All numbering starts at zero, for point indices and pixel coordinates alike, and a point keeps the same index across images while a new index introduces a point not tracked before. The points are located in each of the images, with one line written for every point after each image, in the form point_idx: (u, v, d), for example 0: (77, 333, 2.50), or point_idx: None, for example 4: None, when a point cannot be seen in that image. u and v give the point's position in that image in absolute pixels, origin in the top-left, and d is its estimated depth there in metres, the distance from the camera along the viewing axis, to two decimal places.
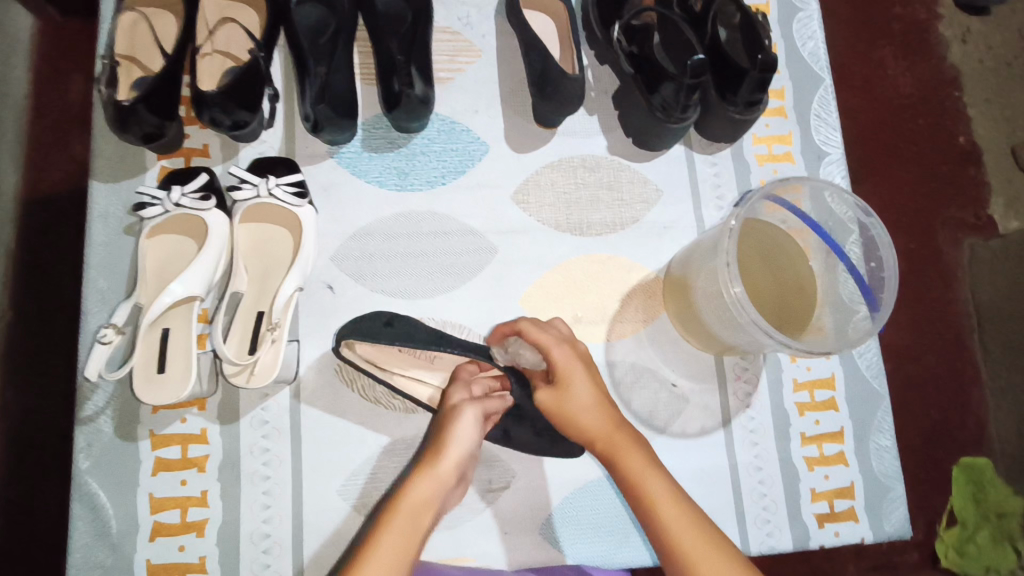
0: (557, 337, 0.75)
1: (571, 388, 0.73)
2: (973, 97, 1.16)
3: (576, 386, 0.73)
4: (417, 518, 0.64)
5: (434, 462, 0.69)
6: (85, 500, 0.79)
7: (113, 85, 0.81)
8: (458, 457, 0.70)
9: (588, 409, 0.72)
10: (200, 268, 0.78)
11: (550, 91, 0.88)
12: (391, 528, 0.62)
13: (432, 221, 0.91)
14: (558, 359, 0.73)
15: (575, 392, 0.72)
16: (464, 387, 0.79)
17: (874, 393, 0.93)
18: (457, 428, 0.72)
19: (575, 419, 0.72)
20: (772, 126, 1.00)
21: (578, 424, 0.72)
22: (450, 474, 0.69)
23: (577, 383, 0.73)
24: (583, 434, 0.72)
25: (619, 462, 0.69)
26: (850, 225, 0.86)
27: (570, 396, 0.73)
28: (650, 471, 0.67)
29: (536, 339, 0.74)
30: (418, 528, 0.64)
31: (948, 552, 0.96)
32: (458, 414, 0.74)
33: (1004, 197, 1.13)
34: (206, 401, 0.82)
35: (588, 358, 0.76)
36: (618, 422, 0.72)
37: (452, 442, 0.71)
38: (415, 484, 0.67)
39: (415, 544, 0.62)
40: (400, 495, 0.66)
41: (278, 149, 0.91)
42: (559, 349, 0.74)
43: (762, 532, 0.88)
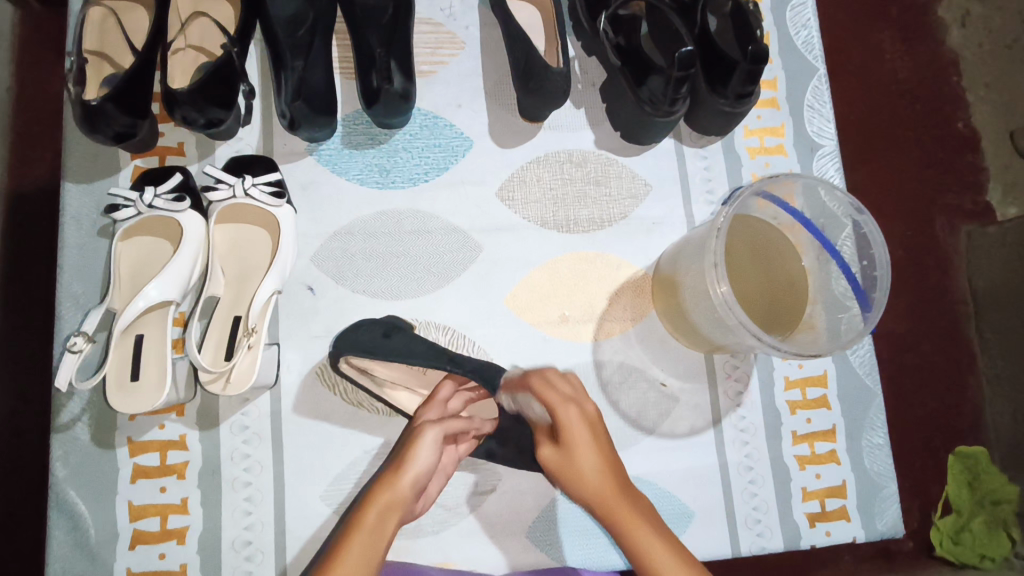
0: (568, 394, 0.68)
1: (581, 453, 0.65)
2: (972, 83, 1.13)
3: (587, 454, 0.65)
4: (379, 528, 0.64)
5: (394, 476, 0.68)
6: (63, 510, 0.77)
7: (82, 83, 0.77)
8: (419, 472, 0.69)
9: (598, 478, 0.64)
10: (175, 273, 0.76)
11: (529, 89, 0.85)
12: (351, 543, 0.62)
13: (415, 219, 0.89)
14: (566, 419, 0.65)
15: (580, 454, 0.65)
16: (438, 407, 0.78)
17: (867, 390, 0.92)
18: (418, 445, 0.70)
19: (585, 486, 0.65)
20: (764, 118, 0.97)
21: (589, 495, 0.65)
22: (413, 486, 0.68)
23: (588, 450, 0.65)
24: (593, 504, 0.65)
25: (631, 540, 0.62)
26: (844, 220, 0.83)
27: (582, 464, 0.65)
28: (665, 551, 0.60)
29: (544, 396, 0.67)
30: (380, 540, 0.63)
31: (943, 540, 0.94)
32: (421, 433, 0.72)
33: (1002, 184, 1.10)
34: (185, 406, 0.81)
35: (601, 418, 0.68)
36: (623, 489, 0.65)
37: (414, 457, 0.69)
38: (375, 498, 0.66)
39: (377, 555, 0.62)
40: (361, 510, 0.65)
41: (255, 147, 0.88)
42: (573, 410, 0.66)
43: (753, 532, 0.87)
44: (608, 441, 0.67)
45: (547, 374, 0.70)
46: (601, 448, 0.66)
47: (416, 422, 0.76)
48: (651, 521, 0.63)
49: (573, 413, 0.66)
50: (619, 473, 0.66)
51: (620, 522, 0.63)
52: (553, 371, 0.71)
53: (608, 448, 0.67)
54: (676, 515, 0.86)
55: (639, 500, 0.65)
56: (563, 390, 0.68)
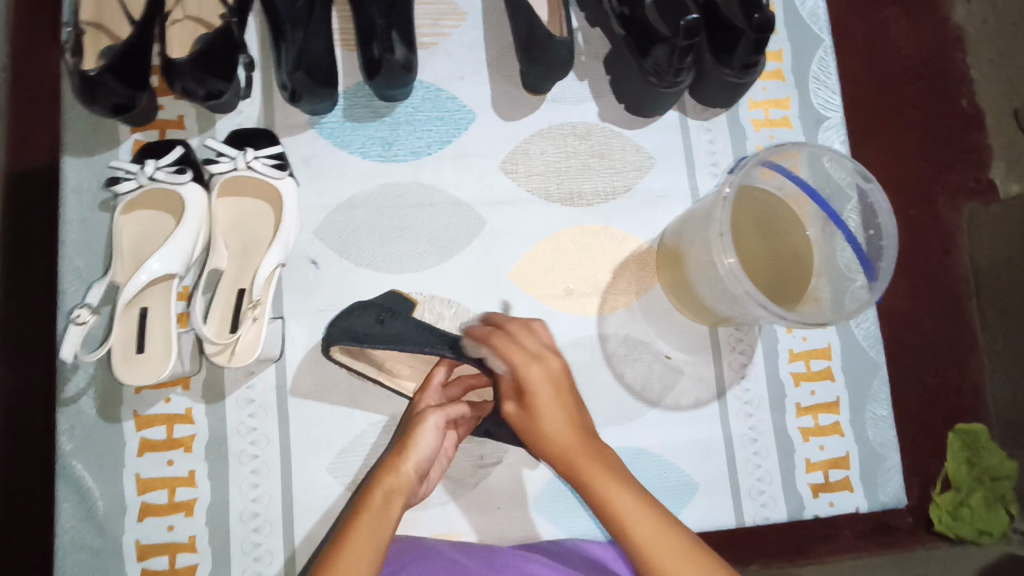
0: (532, 349, 0.64)
1: (544, 412, 0.62)
2: (977, 57, 1.12)
3: (550, 408, 0.62)
4: (385, 512, 0.63)
5: (398, 461, 0.69)
6: (71, 482, 0.78)
7: (79, 54, 0.76)
8: (422, 457, 0.70)
9: (560, 432, 0.62)
10: (178, 246, 0.76)
11: (536, 56, 0.84)
12: (361, 523, 0.61)
13: (418, 192, 0.88)
14: (528, 375, 0.62)
15: (542, 411, 0.62)
16: (434, 393, 0.78)
17: (871, 362, 0.92)
18: (420, 431, 0.71)
19: (545, 440, 0.63)
20: (769, 90, 0.96)
21: (546, 445, 0.63)
22: (416, 471, 0.69)
23: (549, 404, 0.62)
24: (556, 457, 0.63)
25: (591, 488, 0.60)
26: (850, 191, 0.85)
27: (543, 418, 0.62)
28: (631, 499, 0.59)
29: (505, 352, 0.64)
30: (388, 521, 0.63)
31: (943, 516, 0.95)
32: (421, 420, 0.72)
33: (1005, 160, 1.09)
34: (190, 380, 0.81)
35: (567, 372, 0.65)
36: (588, 439, 0.63)
37: (416, 442, 0.70)
38: (381, 481, 0.66)
39: (386, 536, 0.61)
40: (367, 493, 0.65)
41: (256, 120, 0.87)
42: (535, 367, 0.63)
43: (756, 502, 0.88)
44: (573, 393, 0.64)
45: (510, 326, 0.67)
46: (564, 404, 0.63)
47: (415, 409, 0.76)
48: (611, 463, 0.62)
49: (533, 369, 0.63)
50: (583, 423, 0.64)
51: (581, 472, 0.61)
52: (518, 323, 0.67)
53: (572, 402, 0.64)
54: (680, 486, 0.87)
55: (602, 449, 0.63)
56: (526, 345, 0.64)
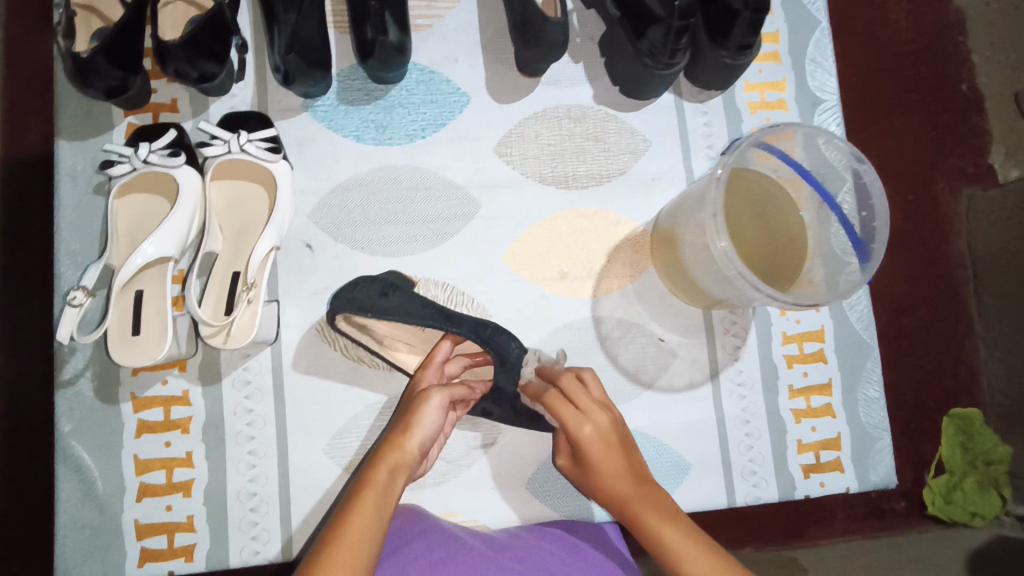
0: (586, 408, 0.71)
1: (600, 465, 0.71)
2: (978, 41, 1.11)
3: (606, 463, 0.71)
4: (389, 488, 0.65)
5: (402, 437, 0.70)
6: (70, 463, 0.79)
7: (71, 36, 0.76)
8: (425, 435, 0.71)
9: (620, 486, 0.71)
10: (172, 229, 0.76)
11: (531, 37, 0.83)
12: (367, 495, 0.63)
13: (413, 175, 0.88)
14: (582, 437, 0.71)
15: (602, 470, 0.71)
16: (436, 370, 0.78)
17: (863, 343, 0.93)
18: (425, 408, 0.72)
19: (609, 493, 0.71)
20: (765, 72, 0.96)
21: (610, 497, 0.71)
22: (419, 449, 0.70)
23: (603, 456, 0.71)
24: (622, 511, 0.71)
25: (652, 537, 0.66)
26: (844, 173, 0.83)
27: (602, 472, 0.71)
28: (688, 543, 0.64)
29: (558, 413, 0.71)
30: (391, 495, 0.65)
31: (935, 498, 0.97)
32: (425, 398, 0.73)
33: (1005, 146, 1.09)
34: (187, 362, 0.81)
35: (616, 424, 0.72)
36: (645, 489, 0.70)
37: (420, 420, 0.71)
38: (385, 456, 0.68)
39: (389, 509, 0.63)
40: (372, 467, 0.67)
41: (249, 102, 0.87)
42: (589, 425, 0.71)
43: (748, 483, 0.89)
44: (627, 446, 0.73)
45: (562, 382, 0.72)
46: (621, 455, 0.72)
47: (415, 387, 0.77)
48: (669, 512, 0.68)
49: (586, 427, 0.71)
50: (636, 473, 0.71)
51: (641, 521, 0.68)
52: (569, 375, 0.73)
53: (625, 452, 0.72)
54: (673, 467, 0.88)
55: (660, 498, 0.70)
56: (579, 404, 0.71)
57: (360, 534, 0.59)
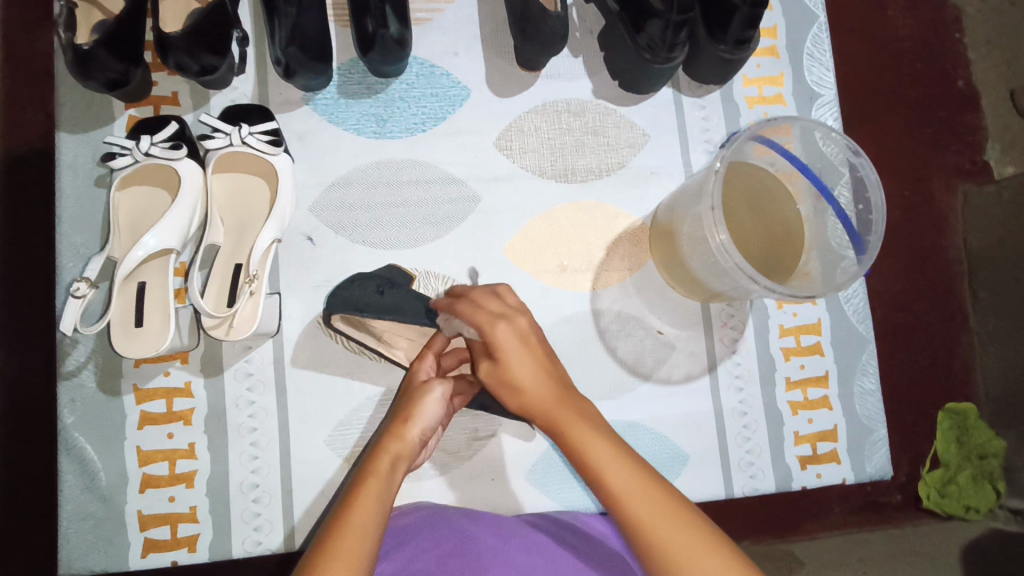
0: (494, 310, 0.68)
1: (513, 361, 0.66)
2: (972, 37, 1.12)
3: (522, 362, 0.66)
4: (391, 475, 0.66)
5: (403, 426, 0.71)
6: (74, 454, 0.79)
7: (72, 29, 0.76)
8: (426, 425, 0.72)
9: (535, 381, 0.65)
10: (173, 220, 0.76)
11: (531, 31, 0.83)
12: (370, 483, 0.64)
13: (413, 169, 0.88)
14: (493, 333, 0.66)
15: (518, 368, 0.66)
16: (432, 361, 0.78)
17: (859, 336, 0.94)
18: (425, 399, 0.74)
19: (523, 394, 0.66)
20: (763, 67, 0.97)
21: (525, 400, 0.66)
22: (420, 438, 0.71)
23: (518, 356, 0.66)
24: (533, 409, 0.66)
25: (566, 435, 0.63)
26: (840, 167, 0.85)
27: (515, 373, 0.66)
28: (602, 442, 0.61)
29: (468, 317, 0.68)
30: (393, 483, 0.66)
31: (930, 492, 0.98)
32: (427, 389, 0.75)
33: (1000, 142, 1.10)
34: (188, 354, 0.82)
35: (534, 328, 0.69)
36: (565, 393, 0.66)
37: (421, 410, 0.73)
38: (387, 445, 0.69)
39: (391, 498, 0.64)
40: (374, 457, 0.68)
41: (250, 96, 0.87)
42: (502, 324, 0.67)
43: (746, 474, 0.90)
44: (542, 349, 0.68)
45: (473, 293, 0.71)
46: (532, 356, 0.67)
47: (411, 379, 0.77)
48: (587, 415, 0.64)
49: (501, 326, 0.67)
50: (552, 374, 0.67)
51: (561, 424, 0.64)
52: (481, 289, 0.71)
53: (542, 354, 0.67)
54: (671, 458, 0.89)
55: (580, 406, 0.65)
56: (490, 307, 0.69)
57: (365, 520, 0.60)
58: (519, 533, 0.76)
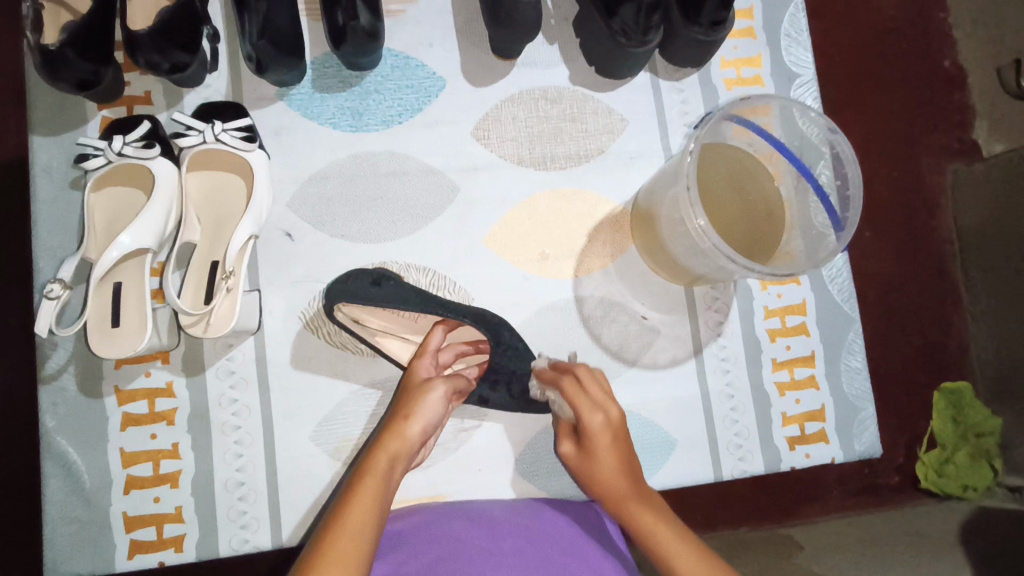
0: (597, 398, 0.73)
1: (601, 457, 0.72)
2: (958, 16, 1.11)
3: (607, 455, 0.72)
4: (388, 475, 0.67)
5: (403, 424, 0.71)
6: (56, 458, 0.79)
7: (39, 30, 0.75)
8: (426, 424, 0.72)
9: (613, 474, 0.72)
10: (149, 220, 0.76)
11: (504, 19, 0.82)
12: (366, 484, 0.64)
13: (390, 161, 0.88)
14: (591, 425, 0.72)
15: (602, 462, 0.72)
16: (430, 359, 0.79)
17: (845, 315, 0.93)
18: (426, 398, 0.73)
19: (602, 486, 0.73)
20: (740, 49, 0.96)
21: (605, 492, 0.72)
22: (420, 436, 0.71)
23: (606, 451, 0.72)
24: (608, 497, 0.72)
25: (645, 532, 0.68)
26: (819, 147, 0.83)
27: (601, 461, 0.72)
28: (677, 541, 0.66)
29: (573, 401, 0.73)
30: (389, 484, 0.66)
31: (927, 472, 0.98)
32: (427, 386, 0.74)
33: (989, 120, 1.10)
34: (169, 354, 0.81)
35: (623, 422, 0.74)
36: (643, 491, 0.72)
37: (421, 409, 0.72)
38: (385, 446, 0.68)
39: (387, 497, 0.65)
40: (370, 456, 0.68)
41: (224, 93, 0.87)
42: (598, 418, 0.72)
43: (735, 457, 0.90)
44: (626, 445, 0.74)
45: (579, 374, 0.74)
46: (619, 450, 0.73)
47: (411, 376, 0.77)
48: (663, 515, 0.69)
49: (597, 419, 0.72)
50: (632, 473, 0.72)
51: (635, 519, 0.70)
52: (584, 369, 0.75)
53: (626, 447, 0.73)
54: (659, 444, 0.88)
55: (655, 502, 0.71)
56: (591, 394, 0.73)
57: (360, 521, 0.59)
58: (514, 535, 0.74)
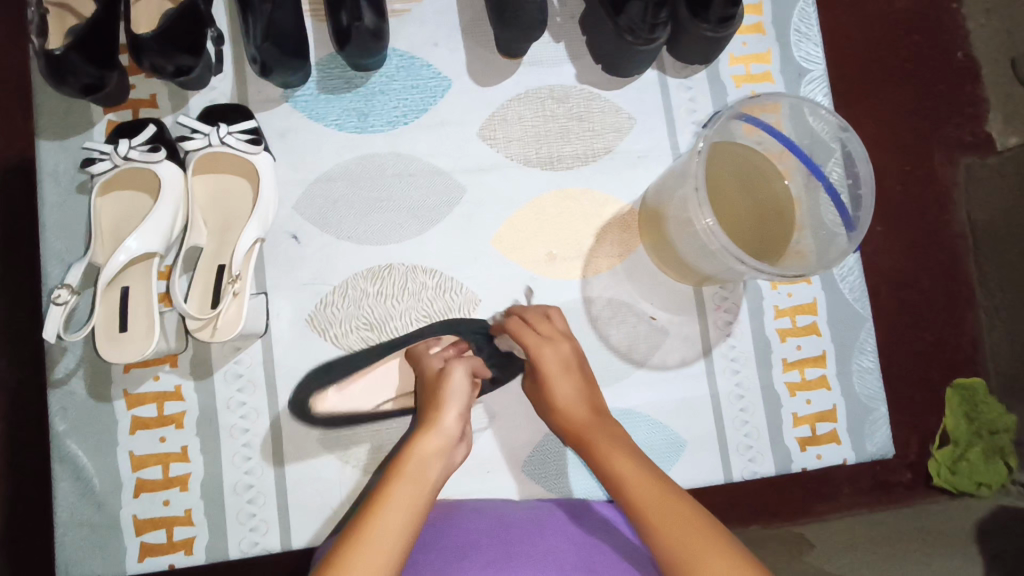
0: (546, 333, 0.78)
1: (553, 386, 0.76)
2: (972, 7, 1.09)
3: (559, 384, 0.76)
4: (424, 473, 0.65)
5: (437, 417, 0.70)
6: (67, 462, 0.79)
7: (44, 34, 0.75)
8: (459, 410, 0.71)
9: (568, 405, 0.75)
10: (156, 224, 0.75)
11: (508, 17, 0.81)
12: (397, 485, 0.63)
13: (396, 162, 0.88)
14: (539, 355, 0.76)
15: (554, 392, 0.76)
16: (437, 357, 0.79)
17: (857, 314, 0.92)
18: (452, 385, 0.73)
19: (560, 416, 0.75)
20: (749, 45, 0.95)
21: (560, 420, 0.75)
22: (456, 426, 0.70)
23: (559, 378, 0.76)
24: (567, 429, 0.75)
25: (593, 453, 0.70)
26: (831, 144, 0.82)
27: (554, 393, 0.76)
28: (626, 460, 0.67)
29: (522, 336, 0.78)
30: (424, 481, 0.64)
31: (940, 470, 0.96)
32: (451, 377, 0.74)
33: (1003, 111, 1.08)
34: (178, 357, 0.82)
35: (575, 354, 0.78)
36: (595, 414, 0.74)
37: (453, 400, 0.72)
38: (421, 442, 0.67)
39: (422, 496, 0.63)
40: (403, 455, 0.67)
41: (229, 96, 0.87)
42: (547, 348, 0.77)
43: (744, 458, 0.89)
44: (583, 375, 0.78)
45: (527, 314, 0.80)
46: (572, 381, 0.76)
47: (430, 373, 0.77)
48: (612, 435, 0.71)
49: (545, 350, 0.77)
50: (589, 401, 0.76)
51: (585, 440, 0.72)
52: (537, 310, 0.81)
53: (580, 381, 0.77)
54: (669, 445, 0.88)
55: (607, 424, 0.73)
56: (540, 330, 0.78)
57: (389, 526, 0.59)
58: (521, 527, 0.74)
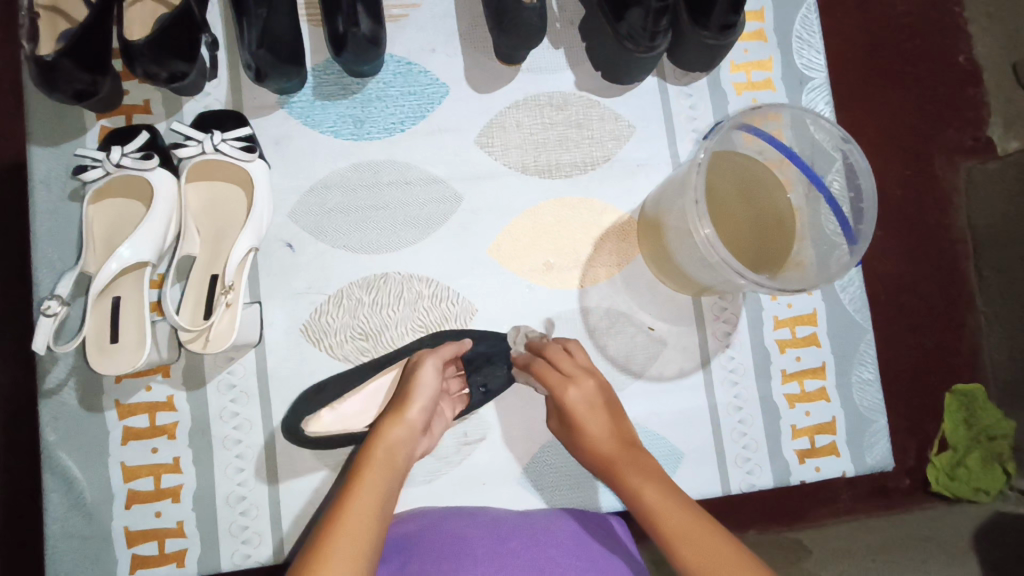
0: (569, 370, 0.75)
1: (584, 425, 0.73)
2: (974, 12, 1.08)
3: (589, 421, 0.73)
4: (392, 462, 0.65)
5: (402, 406, 0.70)
6: (57, 473, 0.78)
7: (35, 39, 0.74)
8: (426, 397, 0.71)
9: (599, 444, 0.72)
10: (148, 233, 0.74)
11: (506, 23, 0.80)
12: (365, 475, 0.63)
13: (393, 170, 0.87)
14: (566, 397, 0.74)
15: (585, 431, 0.73)
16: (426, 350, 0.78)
17: (857, 325, 0.92)
18: (419, 374, 0.73)
19: (593, 455, 0.73)
20: (750, 52, 0.94)
21: (595, 457, 0.73)
22: (422, 415, 0.70)
23: (589, 417, 0.74)
24: (601, 466, 0.73)
25: (629, 489, 0.68)
26: (832, 154, 0.81)
27: (584, 432, 0.74)
28: (661, 496, 0.65)
29: (545, 377, 0.75)
30: (391, 470, 0.64)
31: (939, 475, 0.95)
32: (417, 369, 0.74)
33: (1004, 118, 1.07)
34: (170, 367, 0.81)
35: (602, 389, 0.76)
36: (628, 448, 0.72)
37: (417, 387, 0.71)
38: (385, 432, 0.67)
39: (391, 485, 0.63)
40: (369, 447, 0.66)
41: (224, 102, 0.86)
42: (574, 388, 0.74)
43: (743, 470, 0.88)
44: (614, 411, 0.75)
45: (547, 351, 0.77)
46: (603, 418, 0.74)
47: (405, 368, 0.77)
48: (646, 469, 0.69)
49: (571, 390, 0.74)
50: (620, 434, 0.73)
51: (619, 476, 0.70)
52: (557, 346, 0.77)
53: (610, 416, 0.74)
54: (666, 457, 0.87)
55: (640, 456, 0.71)
56: (562, 368, 0.75)
57: (360, 511, 0.58)
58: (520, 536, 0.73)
